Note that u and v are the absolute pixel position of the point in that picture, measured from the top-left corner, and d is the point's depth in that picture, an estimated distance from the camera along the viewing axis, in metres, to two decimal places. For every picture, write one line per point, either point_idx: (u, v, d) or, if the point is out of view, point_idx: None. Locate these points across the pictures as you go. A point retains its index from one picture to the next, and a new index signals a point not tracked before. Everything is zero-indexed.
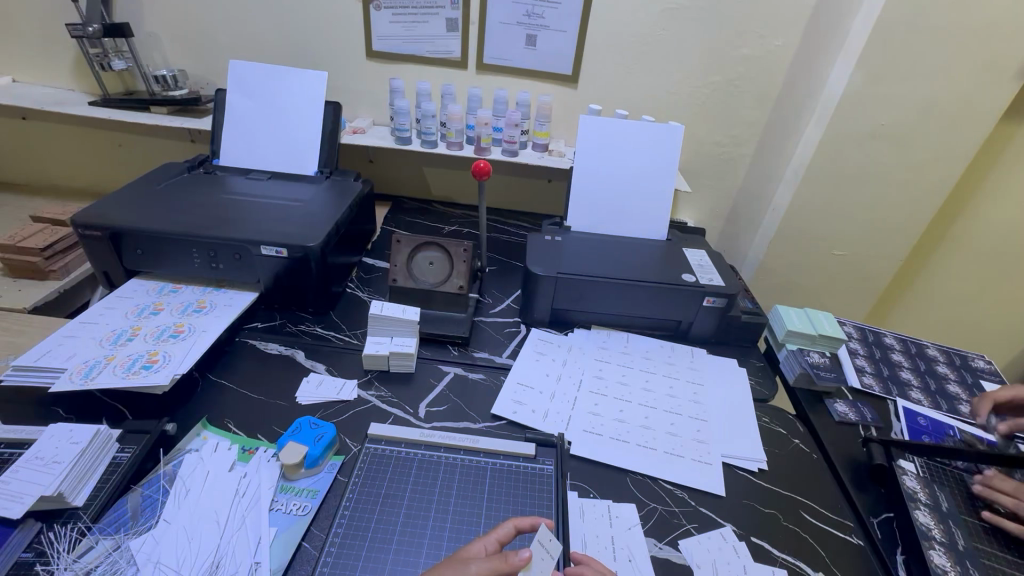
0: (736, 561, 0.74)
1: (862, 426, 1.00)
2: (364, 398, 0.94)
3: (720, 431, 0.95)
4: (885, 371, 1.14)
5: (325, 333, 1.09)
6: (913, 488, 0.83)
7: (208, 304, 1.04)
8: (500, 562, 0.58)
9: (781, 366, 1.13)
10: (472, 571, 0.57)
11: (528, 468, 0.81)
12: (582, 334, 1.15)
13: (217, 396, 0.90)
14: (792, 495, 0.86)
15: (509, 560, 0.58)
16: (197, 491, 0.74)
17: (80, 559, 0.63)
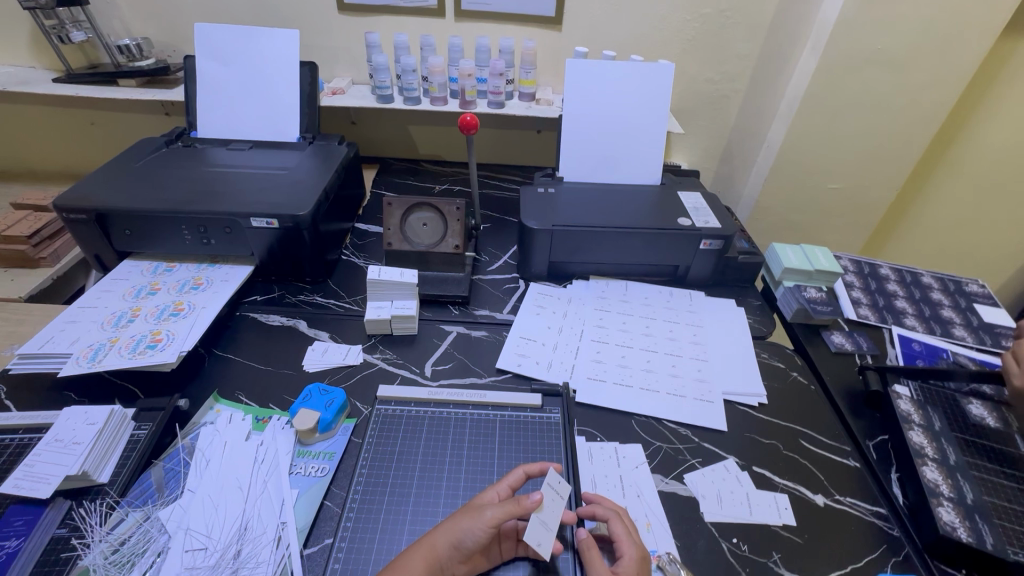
0: (739, 490, 0.78)
1: (858, 354, 1.02)
2: (370, 361, 0.95)
3: (719, 370, 0.98)
4: (881, 301, 1.16)
5: (325, 302, 1.09)
6: (907, 410, 0.86)
7: (204, 281, 1.04)
8: (513, 506, 0.61)
9: (779, 303, 1.14)
10: (486, 516, 0.60)
11: (536, 418, 0.83)
12: (581, 285, 1.16)
13: (225, 369, 0.92)
14: (791, 425, 0.89)
15: (521, 503, 0.61)
16: (217, 461, 0.76)
17: (113, 531, 0.65)
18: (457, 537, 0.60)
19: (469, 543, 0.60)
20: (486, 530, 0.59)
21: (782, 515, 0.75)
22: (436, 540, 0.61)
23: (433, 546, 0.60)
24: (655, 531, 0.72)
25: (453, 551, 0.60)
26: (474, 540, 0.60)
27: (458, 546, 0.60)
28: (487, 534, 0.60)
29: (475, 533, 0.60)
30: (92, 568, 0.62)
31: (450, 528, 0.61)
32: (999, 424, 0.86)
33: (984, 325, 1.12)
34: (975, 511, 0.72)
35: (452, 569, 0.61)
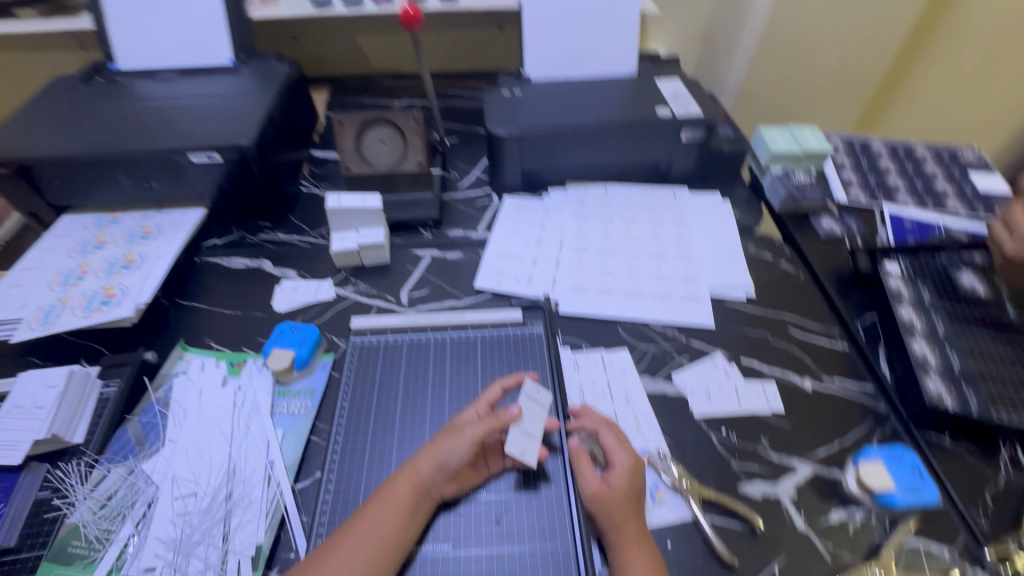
0: (727, 382, 0.78)
1: (848, 237, 0.99)
2: (343, 295, 0.91)
3: (705, 267, 0.94)
4: (872, 180, 1.10)
5: (288, 238, 1.02)
6: (896, 287, 0.83)
7: (154, 229, 0.96)
8: (493, 421, 0.61)
9: (766, 193, 1.07)
10: (465, 434, 0.60)
11: (519, 334, 0.81)
12: (559, 194, 1.08)
13: (191, 318, 0.87)
14: (778, 315, 0.88)
15: (501, 417, 0.61)
16: (195, 409, 0.74)
17: (97, 488, 0.65)
18: (440, 458, 0.60)
19: (452, 463, 0.60)
20: (468, 447, 0.59)
21: (771, 402, 0.76)
22: (419, 464, 0.60)
23: (416, 470, 0.60)
24: (645, 431, 0.72)
25: (437, 473, 0.60)
26: (457, 458, 0.60)
27: (442, 467, 0.60)
28: (469, 451, 0.60)
29: (457, 452, 0.60)
30: (82, 525, 0.62)
31: (432, 451, 0.61)
32: (990, 293, 0.84)
33: (978, 194, 1.08)
34: (962, 380, 0.72)
35: (440, 489, 0.61)
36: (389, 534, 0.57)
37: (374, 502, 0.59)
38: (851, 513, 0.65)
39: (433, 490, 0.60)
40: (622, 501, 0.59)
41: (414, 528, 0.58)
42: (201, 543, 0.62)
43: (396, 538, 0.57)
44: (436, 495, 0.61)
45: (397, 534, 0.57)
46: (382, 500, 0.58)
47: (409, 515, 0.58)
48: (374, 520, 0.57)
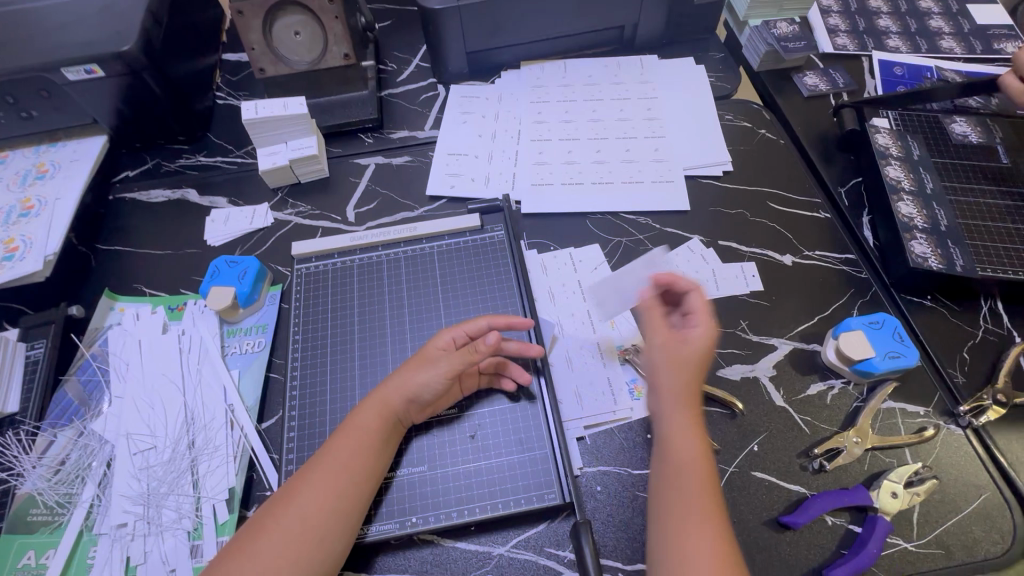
0: (704, 268, 0.74)
1: (833, 94, 0.90)
2: (282, 219, 0.82)
3: (680, 144, 0.85)
4: (862, 24, 0.98)
5: (211, 162, 0.89)
6: (885, 144, 0.76)
7: (49, 166, 0.82)
8: (470, 358, 0.57)
9: (745, 52, 0.96)
10: (441, 367, 0.56)
11: (480, 240, 0.74)
12: (512, 77, 0.95)
13: (117, 265, 0.78)
14: (757, 189, 0.81)
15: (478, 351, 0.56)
16: (137, 362, 0.68)
17: (46, 455, 0.61)
18: (413, 391, 0.56)
19: (427, 395, 0.57)
20: (443, 382, 0.56)
21: (750, 282, 0.72)
22: (388, 393, 0.56)
23: (386, 400, 0.56)
24: (620, 328, 0.69)
25: (409, 404, 0.57)
26: (431, 391, 0.57)
27: (415, 399, 0.57)
28: (445, 384, 0.57)
29: (434, 384, 0.56)
30: (38, 493, 0.59)
31: (404, 382, 0.57)
32: (982, 139, 0.77)
33: (975, 30, 0.96)
34: (948, 237, 0.68)
35: (411, 415, 0.58)
36: (363, 464, 0.54)
37: (342, 434, 0.55)
38: (830, 384, 0.65)
39: (406, 417, 0.57)
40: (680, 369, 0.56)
41: (386, 457, 0.56)
42: (170, 494, 0.60)
43: (368, 468, 0.54)
44: (405, 421, 0.58)
45: (369, 465, 0.54)
46: (350, 430, 0.55)
47: (381, 446, 0.55)
48: (342, 451, 0.54)
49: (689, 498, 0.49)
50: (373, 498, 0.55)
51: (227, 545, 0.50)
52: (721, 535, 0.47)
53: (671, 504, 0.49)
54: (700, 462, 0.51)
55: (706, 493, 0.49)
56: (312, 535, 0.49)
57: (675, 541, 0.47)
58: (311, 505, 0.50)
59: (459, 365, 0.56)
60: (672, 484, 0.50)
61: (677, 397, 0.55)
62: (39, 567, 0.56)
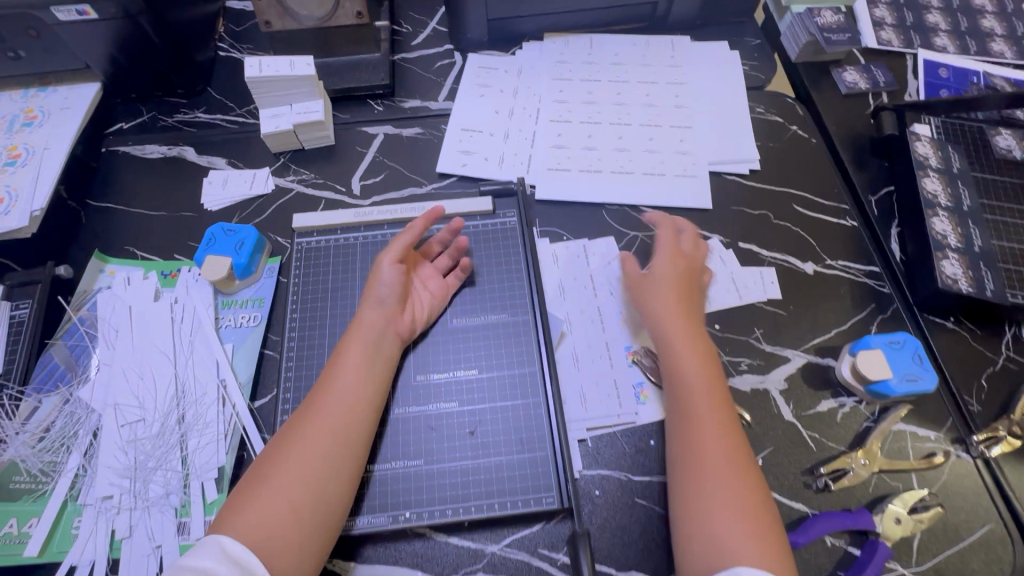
0: (722, 271, 0.71)
1: (872, 93, 0.85)
2: (284, 186, 0.78)
3: (707, 135, 0.81)
4: (909, 19, 0.92)
5: (211, 119, 0.84)
6: (924, 153, 0.72)
7: (38, 113, 0.77)
8: (404, 238, 0.62)
9: (783, 40, 0.90)
10: (386, 260, 0.60)
11: (491, 225, 0.71)
12: (533, 49, 0.89)
13: (108, 224, 0.75)
14: (784, 190, 0.77)
15: (408, 232, 0.62)
16: (127, 329, 0.65)
17: (30, 421, 0.59)
18: (377, 297, 0.58)
19: (387, 292, 0.59)
20: (391, 267, 0.59)
21: (768, 289, 0.70)
22: (365, 317, 0.57)
23: (361, 323, 0.57)
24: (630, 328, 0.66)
25: (382, 316, 0.58)
26: (388, 286, 0.59)
27: (379, 302, 0.58)
28: (395, 271, 0.59)
29: (387, 280, 0.59)
30: (22, 460, 0.58)
31: (367, 294, 0.59)
32: None
33: None
34: (981, 259, 0.65)
35: (391, 342, 0.58)
36: (368, 394, 0.54)
37: (332, 368, 0.55)
38: (842, 401, 0.63)
39: (387, 344, 0.58)
40: (677, 278, 0.64)
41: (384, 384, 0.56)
42: (158, 469, 0.58)
43: (370, 398, 0.54)
44: (390, 353, 0.58)
45: (362, 397, 0.54)
46: (337, 367, 0.55)
47: (369, 378, 0.55)
48: (335, 392, 0.53)
49: (702, 402, 0.55)
50: (373, 438, 0.55)
51: (228, 499, 0.49)
52: (733, 436, 0.53)
53: (685, 417, 0.54)
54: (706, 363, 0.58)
55: (716, 396, 0.55)
56: (317, 474, 0.49)
57: (694, 446, 0.53)
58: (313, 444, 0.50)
59: (400, 249, 0.61)
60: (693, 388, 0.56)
61: (677, 303, 0.61)
62: (22, 536, 0.55)
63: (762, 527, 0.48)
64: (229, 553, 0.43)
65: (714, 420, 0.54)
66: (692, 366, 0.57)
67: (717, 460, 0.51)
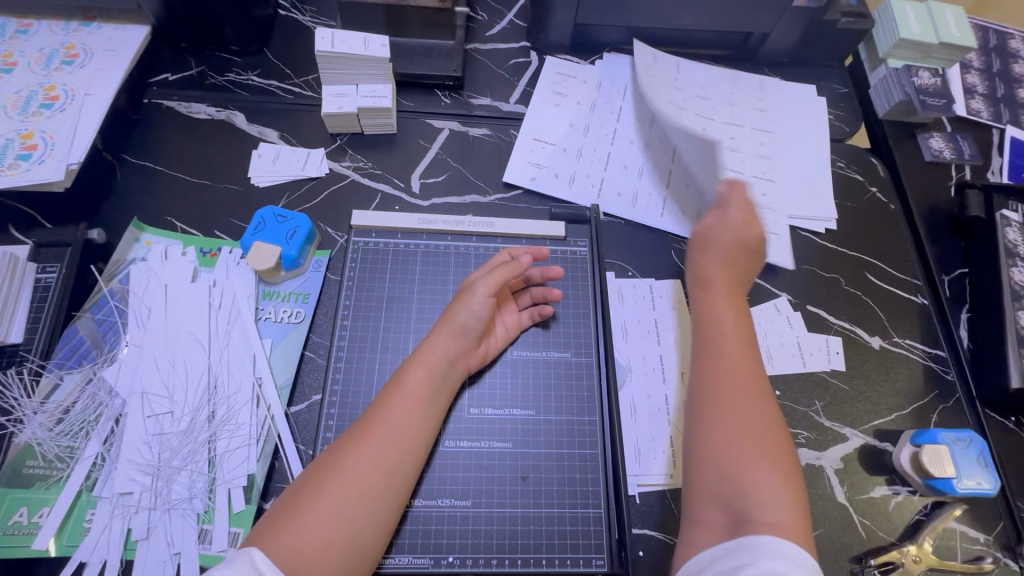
0: (788, 333, 0.68)
1: (956, 165, 0.82)
2: (339, 173, 0.73)
3: (786, 185, 0.77)
4: (1000, 91, 0.89)
5: (265, 84, 0.78)
6: (1014, 241, 0.70)
7: (79, 50, 0.70)
8: (507, 269, 0.57)
9: (871, 94, 0.86)
10: (480, 290, 0.56)
11: (558, 252, 0.67)
12: (615, 62, 0.84)
13: (147, 186, 0.69)
14: (857, 256, 0.74)
15: (515, 264, 0.58)
16: (160, 308, 0.60)
17: (49, 400, 0.55)
18: (458, 326, 0.55)
19: (471, 324, 0.55)
20: (485, 301, 0.55)
21: (832, 360, 0.67)
22: (438, 344, 0.54)
23: (432, 352, 0.53)
24: None
25: (457, 349, 0.54)
26: (475, 318, 0.55)
27: (460, 332, 0.55)
28: (487, 305, 0.55)
29: (475, 310, 0.55)
30: (37, 443, 0.53)
31: (446, 321, 0.55)
32: None
33: None
34: None
35: (457, 374, 0.55)
36: (423, 422, 0.51)
37: (390, 393, 0.51)
38: (895, 489, 0.61)
39: (452, 375, 0.55)
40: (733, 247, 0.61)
41: (439, 410, 0.53)
42: (183, 469, 0.54)
43: (424, 428, 0.51)
44: (452, 386, 0.55)
45: (414, 424, 0.51)
46: (399, 392, 0.51)
47: (426, 408, 0.52)
48: (391, 415, 0.50)
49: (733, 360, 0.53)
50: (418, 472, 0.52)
51: (266, 515, 0.46)
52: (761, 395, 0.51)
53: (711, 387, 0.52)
54: (737, 320, 0.56)
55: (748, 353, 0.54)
56: (360, 500, 0.46)
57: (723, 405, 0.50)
58: (356, 464, 0.47)
59: (497, 282, 0.56)
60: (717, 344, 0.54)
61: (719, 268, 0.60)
62: (32, 527, 0.51)
63: (792, 495, 0.46)
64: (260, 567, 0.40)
65: (742, 387, 0.51)
66: (724, 332, 0.55)
67: (748, 429, 0.49)
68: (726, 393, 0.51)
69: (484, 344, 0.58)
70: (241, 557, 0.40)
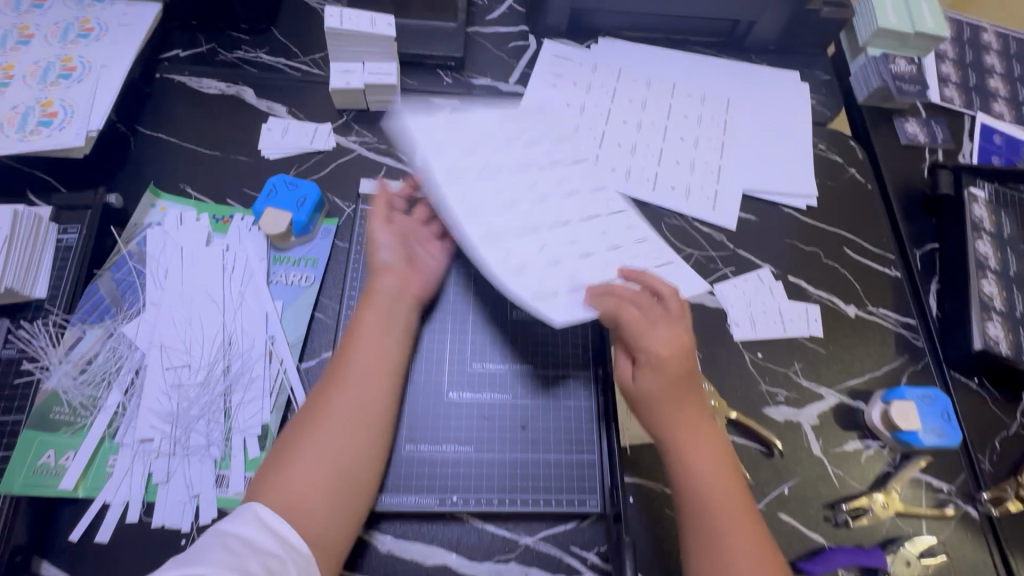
0: (771, 301, 0.73)
1: (930, 148, 0.87)
2: (345, 146, 0.76)
3: (771, 165, 0.81)
4: (972, 80, 0.94)
5: (273, 62, 0.81)
6: (979, 216, 0.75)
7: (94, 25, 0.73)
8: (383, 199, 0.63)
9: (852, 81, 0.91)
10: (373, 226, 0.62)
11: None
12: (610, 46, 0.88)
13: (161, 156, 0.72)
14: (836, 231, 0.79)
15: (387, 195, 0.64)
16: (177, 270, 0.63)
17: (73, 352, 0.58)
18: (380, 266, 0.60)
19: (386, 258, 0.60)
20: (378, 230, 0.61)
21: (811, 326, 0.72)
22: (377, 290, 0.58)
23: (372, 296, 0.58)
24: None
25: (392, 287, 0.59)
26: (385, 251, 0.60)
27: (383, 270, 0.59)
28: (383, 234, 0.61)
29: (379, 244, 0.61)
30: (63, 391, 0.56)
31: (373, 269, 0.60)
32: None
33: None
34: (1020, 325, 0.70)
35: (405, 306, 0.59)
36: (384, 363, 0.55)
37: (349, 344, 0.56)
38: (867, 444, 0.66)
39: (401, 306, 0.59)
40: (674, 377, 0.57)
41: (399, 347, 0.57)
42: (201, 418, 0.57)
43: (386, 363, 0.55)
44: (406, 319, 0.59)
45: (379, 362, 0.55)
46: (358, 337, 0.56)
47: (384, 344, 0.56)
48: (349, 359, 0.55)
49: (705, 462, 0.55)
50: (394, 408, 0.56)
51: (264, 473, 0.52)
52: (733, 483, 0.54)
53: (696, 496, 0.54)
54: (705, 439, 0.56)
55: (721, 464, 0.55)
56: (338, 441, 0.51)
57: (699, 492, 0.54)
58: (328, 408, 0.52)
59: (380, 210, 0.62)
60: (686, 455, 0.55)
61: (673, 403, 0.57)
62: (59, 468, 0.54)
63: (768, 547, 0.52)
64: (262, 519, 0.46)
65: (719, 477, 0.54)
66: (688, 444, 0.56)
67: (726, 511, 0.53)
68: (713, 482, 0.54)
69: (414, 267, 0.61)
70: (246, 513, 0.47)
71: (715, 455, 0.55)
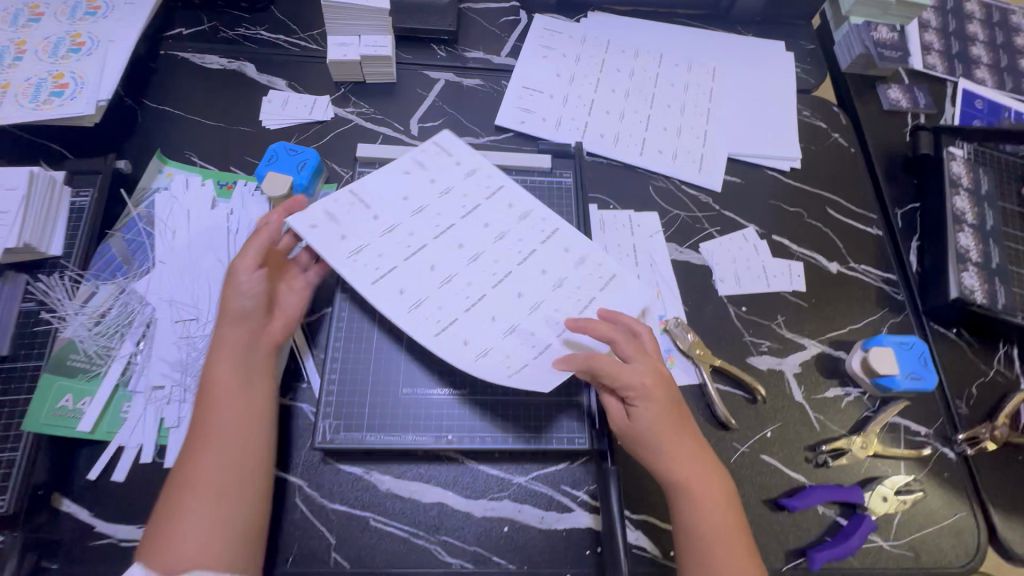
0: (755, 258, 0.75)
1: (912, 113, 0.89)
2: (343, 117, 0.79)
3: (756, 129, 0.84)
4: (954, 47, 0.96)
5: (273, 38, 0.84)
6: (958, 173, 0.77)
7: (101, 2, 0.76)
8: (258, 233, 0.58)
9: (836, 50, 0.94)
10: (239, 269, 0.56)
11: (544, 182, 0.73)
12: (599, 20, 0.90)
13: (167, 127, 0.75)
14: (819, 192, 0.81)
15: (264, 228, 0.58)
16: (184, 231, 0.66)
17: (88, 304, 0.61)
18: (240, 312, 0.55)
19: (249, 303, 0.56)
20: (248, 274, 0.56)
21: (794, 282, 0.74)
22: (234, 337, 0.55)
23: (233, 342, 0.54)
24: (664, 298, 0.71)
25: (251, 334, 0.55)
26: (248, 297, 0.55)
27: (245, 316, 0.55)
28: (254, 278, 0.56)
29: (243, 290, 0.55)
30: (79, 340, 0.60)
31: (228, 319, 0.55)
32: None
33: None
34: (997, 275, 0.72)
35: (266, 352, 0.56)
36: (253, 414, 0.53)
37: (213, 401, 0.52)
38: (847, 390, 0.68)
39: (262, 353, 0.56)
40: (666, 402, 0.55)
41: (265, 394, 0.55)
42: None
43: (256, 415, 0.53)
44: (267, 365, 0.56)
45: (247, 411, 0.53)
46: (219, 397, 0.52)
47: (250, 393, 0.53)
48: (215, 417, 0.51)
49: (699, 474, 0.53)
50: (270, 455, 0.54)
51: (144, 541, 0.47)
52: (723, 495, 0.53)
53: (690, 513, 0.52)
54: (695, 452, 0.54)
55: (712, 475, 0.54)
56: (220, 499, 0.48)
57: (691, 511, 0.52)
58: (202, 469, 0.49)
59: (255, 251, 0.56)
60: (679, 467, 0.53)
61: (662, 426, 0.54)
62: (77, 411, 0.57)
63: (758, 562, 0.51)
64: None
65: (712, 492, 0.53)
66: (682, 456, 0.54)
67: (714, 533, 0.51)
68: (706, 492, 0.52)
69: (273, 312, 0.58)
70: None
71: (706, 467, 0.54)
